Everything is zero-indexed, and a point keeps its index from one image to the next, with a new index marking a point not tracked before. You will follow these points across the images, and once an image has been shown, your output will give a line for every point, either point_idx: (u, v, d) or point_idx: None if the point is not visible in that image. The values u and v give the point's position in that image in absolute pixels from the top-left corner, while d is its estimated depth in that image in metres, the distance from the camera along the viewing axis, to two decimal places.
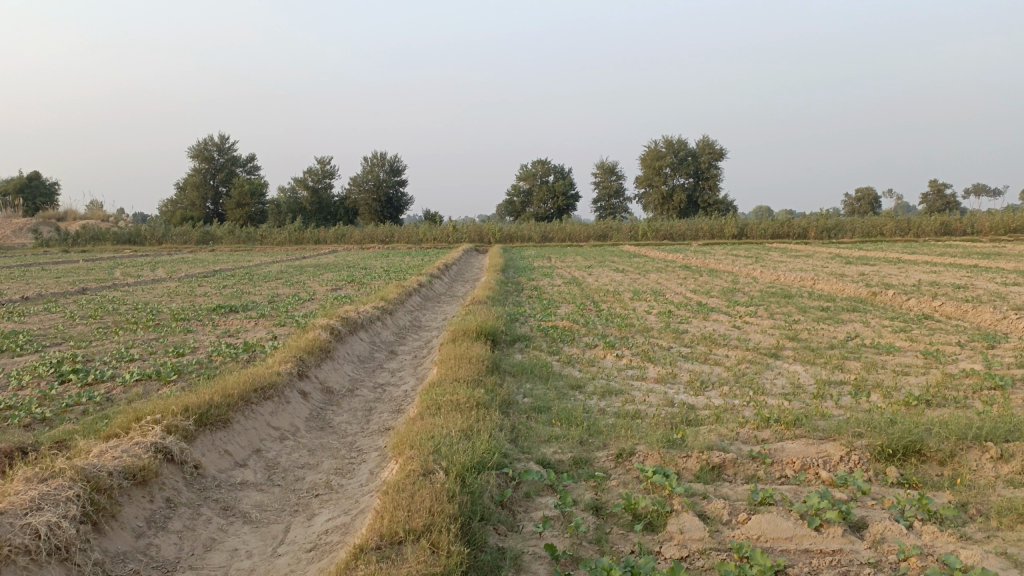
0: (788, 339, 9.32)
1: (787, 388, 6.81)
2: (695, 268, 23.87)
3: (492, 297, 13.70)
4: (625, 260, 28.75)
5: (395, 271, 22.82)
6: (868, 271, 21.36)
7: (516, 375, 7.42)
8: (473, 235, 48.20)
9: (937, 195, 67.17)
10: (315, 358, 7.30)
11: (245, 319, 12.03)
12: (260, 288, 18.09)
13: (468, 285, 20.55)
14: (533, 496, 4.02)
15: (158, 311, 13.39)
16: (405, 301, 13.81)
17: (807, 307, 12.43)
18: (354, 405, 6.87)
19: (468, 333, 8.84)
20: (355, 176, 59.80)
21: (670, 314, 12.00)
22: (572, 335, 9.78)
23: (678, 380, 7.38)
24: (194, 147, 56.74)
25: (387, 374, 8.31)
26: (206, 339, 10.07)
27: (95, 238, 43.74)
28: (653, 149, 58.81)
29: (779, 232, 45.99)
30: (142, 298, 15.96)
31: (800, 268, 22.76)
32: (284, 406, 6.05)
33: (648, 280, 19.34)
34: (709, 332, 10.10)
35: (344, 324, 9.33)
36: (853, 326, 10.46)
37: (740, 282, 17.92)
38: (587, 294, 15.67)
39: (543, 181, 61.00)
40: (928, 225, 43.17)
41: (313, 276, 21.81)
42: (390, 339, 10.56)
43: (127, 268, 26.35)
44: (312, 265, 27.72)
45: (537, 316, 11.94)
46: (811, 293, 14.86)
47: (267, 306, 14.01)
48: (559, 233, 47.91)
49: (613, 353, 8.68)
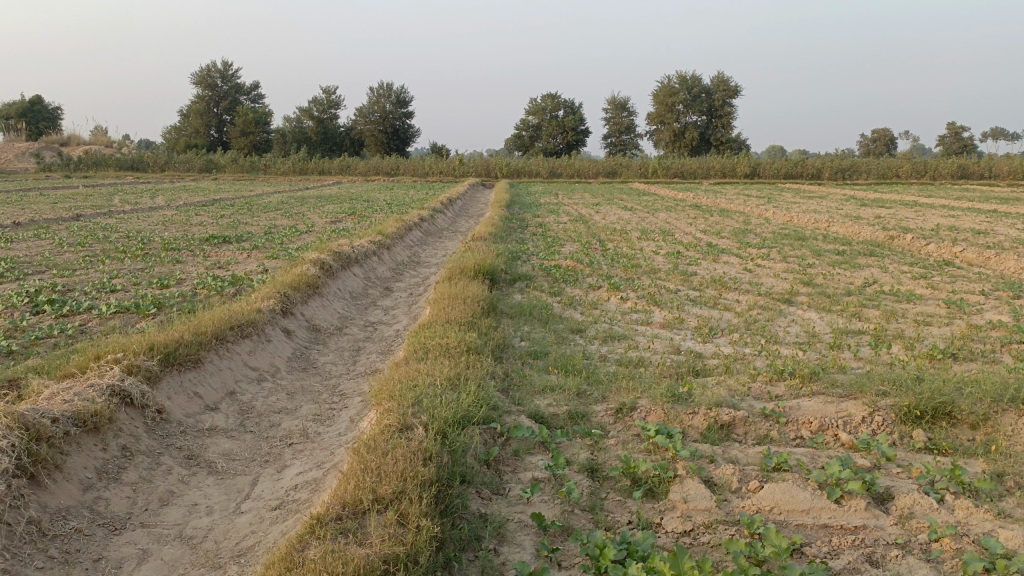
0: (802, 285, 8.84)
1: (801, 338, 6.39)
2: (705, 208, 23.22)
3: (494, 233, 13.21)
4: (634, 198, 28.06)
5: (397, 204, 22.30)
6: (885, 213, 20.70)
7: (513, 317, 7.00)
8: (480, 169, 47.30)
9: (955, 137, 65.45)
10: (302, 295, 6.90)
11: (238, 250, 11.60)
12: (258, 219, 17.62)
13: (472, 220, 20.04)
14: (522, 455, 3.63)
15: (149, 240, 12.95)
16: (404, 236, 13.34)
17: (822, 251, 11.90)
18: (341, 344, 6.49)
19: (465, 271, 8.38)
20: (360, 106, 58.54)
21: (679, 255, 11.50)
22: (574, 276, 9.33)
23: (686, 326, 6.95)
24: (197, 73, 55.48)
25: (379, 312, 7.92)
26: (194, 270, 9.65)
27: (97, 163, 43.06)
28: (666, 84, 57.22)
29: (793, 172, 44.97)
30: (135, 226, 15.53)
31: (814, 209, 22.12)
32: (264, 346, 5.67)
33: (657, 219, 18.78)
34: (719, 274, 9.63)
35: (337, 258, 8.90)
36: (870, 272, 9.97)
37: (751, 223, 17.34)
38: (593, 232, 15.16)
39: (553, 115, 59.63)
40: (945, 167, 42.08)
41: (314, 208, 21.29)
42: (386, 275, 10.13)
43: (125, 196, 25.87)
44: (314, 196, 27.12)
45: (540, 254, 11.48)
46: (824, 236, 14.31)
47: (262, 237, 13.54)
48: (567, 169, 47.01)
49: (617, 295, 8.24)
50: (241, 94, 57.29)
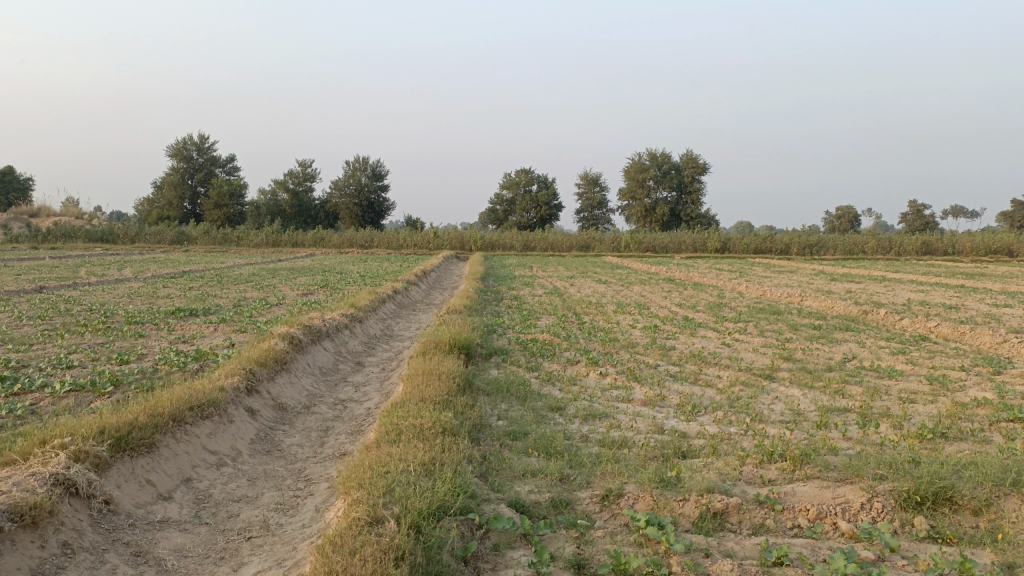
0: (782, 360, 8.71)
1: (787, 417, 6.19)
2: (679, 281, 23.35)
3: (470, 307, 13.04)
4: (608, 272, 28.21)
5: (371, 276, 22.09)
6: (856, 288, 20.92)
7: (490, 394, 6.74)
8: (454, 242, 47.47)
9: (916, 215, 67.40)
10: (268, 371, 6.59)
11: (204, 324, 11.25)
12: (227, 291, 17.26)
13: (446, 293, 19.91)
14: (503, 550, 3.34)
15: (113, 313, 12.55)
16: (377, 309, 13.11)
17: (798, 325, 11.86)
18: (309, 424, 6.17)
19: (440, 346, 8.14)
20: (336, 180, 58.95)
21: (656, 329, 11.39)
22: (552, 350, 9.13)
23: (668, 403, 6.73)
24: (173, 146, 55.66)
25: (350, 389, 7.61)
26: (157, 345, 9.28)
27: (66, 235, 42.55)
28: (636, 161, 58.54)
29: (762, 247, 45.74)
30: (99, 299, 15.09)
31: (786, 283, 22.33)
32: (226, 427, 5.35)
33: (632, 293, 18.78)
34: (698, 349, 9.49)
35: (307, 332, 8.62)
36: (848, 347, 9.89)
37: (726, 297, 17.38)
38: (568, 305, 15.03)
39: (526, 190, 60.52)
40: (909, 243, 43.07)
41: (286, 280, 21.00)
42: (357, 349, 9.84)
43: (92, 267, 25.41)
44: (287, 269, 26.86)
45: (516, 327, 11.28)
46: (799, 310, 14.33)
47: (230, 310, 13.22)
48: (541, 243, 47.39)
49: (596, 370, 8.03)
50: (217, 167, 57.50)
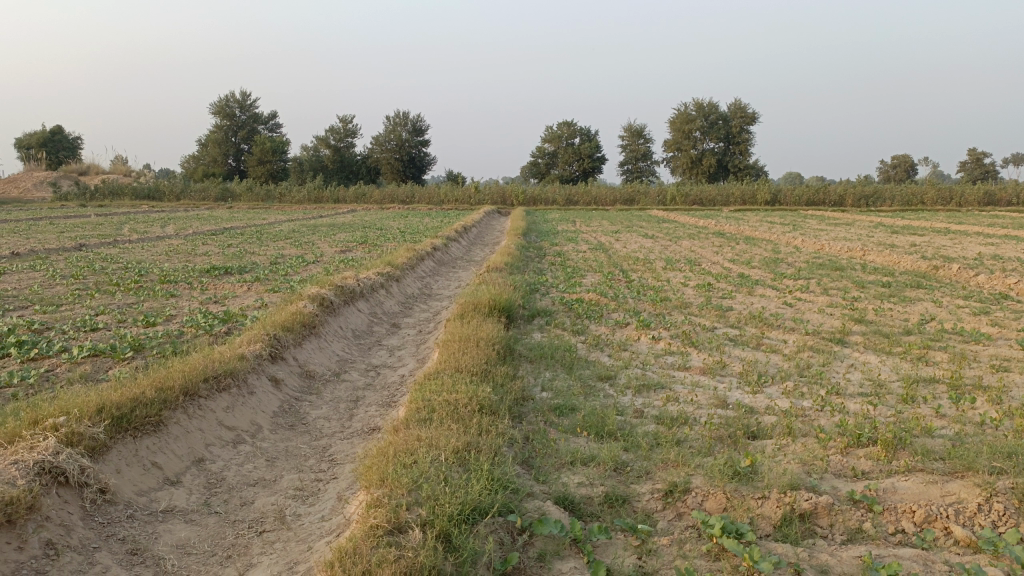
0: (853, 322, 7.96)
1: (866, 390, 5.53)
2: (729, 235, 22.41)
3: (511, 264, 12.48)
4: (653, 225, 27.35)
5: (411, 232, 21.63)
6: (919, 241, 19.75)
7: (533, 362, 6.18)
8: (496, 197, 46.75)
9: (975, 162, 64.25)
10: (295, 336, 6.13)
11: (238, 282, 10.88)
12: (266, 248, 16.94)
13: (488, 248, 19.35)
14: (549, 561, 2.79)
15: (147, 271, 12.27)
16: (415, 266, 12.62)
17: (864, 282, 11.01)
18: (338, 394, 5.69)
19: (479, 308, 7.58)
20: (376, 135, 58.40)
21: (710, 287, 10.68)
22: (599, 311, 8.51)
23: (730, 372, 6.10)
24: (216, 102, 55.53)
25: (384, 353, 7.12)
26: (186, 306, 8.92)
27: (114, 193, 42.98)
28: (682, 111, 56.74)
29: (814, 199, 44.06)
30: (137, 257, 14.90)
31: (842, 237, 21.22)
32: (246, 400, 4.90)
33: (680, 247, 18.00)
34: (758, 309, 8.79)
35: (339, 293, 8.15)
36: (922, 306, 9.08)
37: (780, 252, 16.47)
38: (615, 261, 14.34)
39: (569, 143, 59.27)
40: (971, 193, 40.99)
41: (325, 237, 20.66)
42: (393, 310, 9.35)
43: (136, 224, 25.48)
44: (326, 225, 26.56)
45: (560, 286, 10.68)
46: (862, 266, 13.44)
47: (266, 268, 12.85)
48: (584, 197, 46.44)
49: (647, 334, 7.40)
50: (259, 123, 57.39)
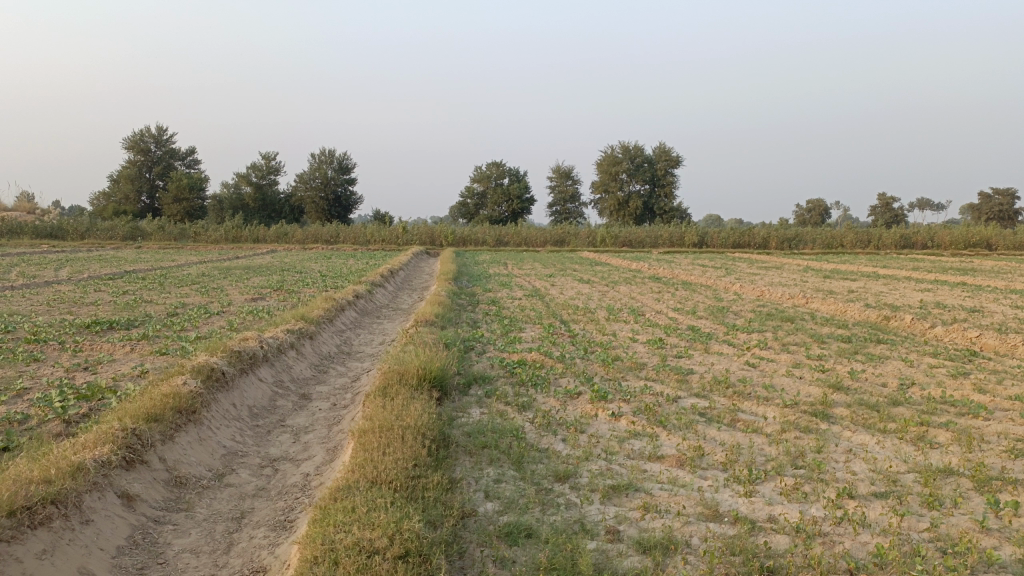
0: (832, 390, 7.02)
1: (881, 489, 4.52)
2: (665, 279, 21.75)
3: (440, 315, 11.24)
4: (586, 269, 26.60)
5: (332, 277, 20.12)
6: (856, 287, 19.42)
7: (472, 455, 4.95)
8: (424, 237, 45.51)
9: (885, 208, 66.84)
10: (163, 428, 4.76)
11: (121, 341, 9.26)
12: (167, 297, 15.20)
13: (414, 295, 18.07)
14: None
15: (15, 326, 10.45)
16: (333, 318, 11.21)
17: (822, 337, 10.21)
18: (215, 508, 4.33)
19: (405, 380, 6.31)
20: (301, 173, 56.54)
21: (662, 343, 9.66)
22: (545, 377, 7.33)
23: (712, 463, 5.01)
24: (129, 137, 52.87)
25: (283, 441, 5.76)
26: (47, 375, 7.30)
27: (12, 231, 39.86)
28: (609, 154, 57.14)
29: (740, 241, 44.44)
30: (12, 307, 12.98)
31: (778, 282, 20.82)
32: (75, 535, 3.47)
33: (619, 294, 17.13)
34: (724, 373, 7.77)
35: (235, 359, 6.77)
36: (894, 367, 8.26)
37: (723, 299, 15.76)
38: (552, 310, 13.28)
39: (498, 183, 58.82)
40: (888, 237, 42.02)
41: (237, 282, 18.92)
42: (304, 376, 7.99)
43: (25, 268, 23.11)
44: (241, 268, 24.73)
45: (496, 342, 9.47)
46: (812, 316, 12.75)
47: (161, 322, 11.21)
48: (514, 237, 45.73)
49: (605, 409, 6.25)
50: (176, 159, 54.80)
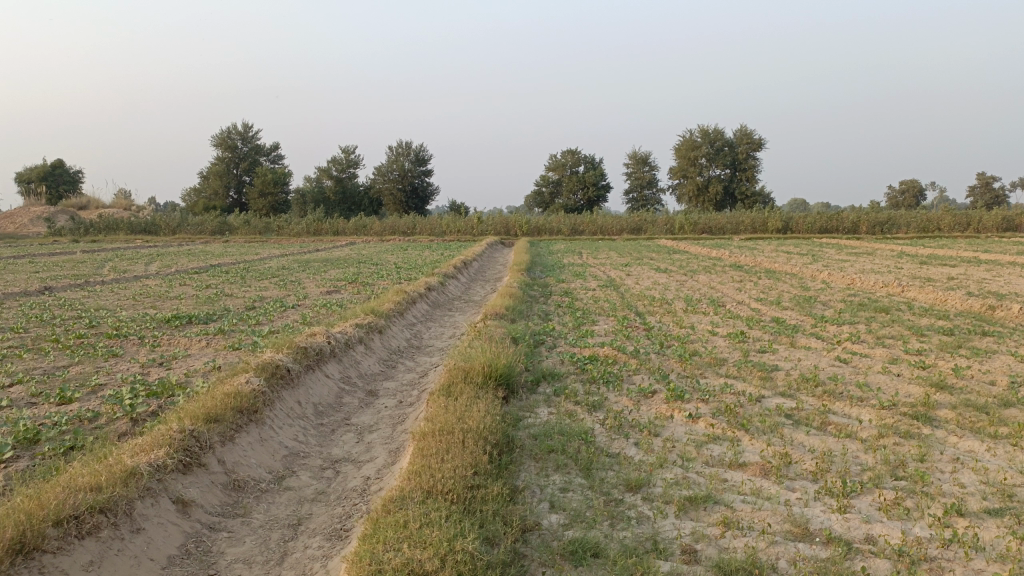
0: (934, 389, 6.40)
1: (996, 506, 4.00)
2: (747, 267, 20.92)
3: (511, 308, 10.99)
4: (665, 257, 25.91)
5: (407, 268, 20.20)
6: (957, 273, 18.13)
7: (538, 460, 4.67)
8: (499, 227, 45.45)
9: (986, 188, 62.91)
10: (223, 429, 4.67)
11: (197, 336, 9.39)
12: (246, 290, 15.50)
13: (488, 286, 17.92)
14: None
15: (101, 321, 10.78)
16: (404, 311, 11.13)
17: (921, 329, 9.46)
18: (272, 513, 4.19)
19: (470, 378, 6.08)
20: (379, 166, 57.35)
21: (744, 337, 9.13)
22: (618, 374, 6.98)
23: (800, 472, 4.57)
24: (217, 135, 54.77)
25: (347, 441, 5.61)
26: (123, 370, 7.42)
27: (109, 227, 41.91)
28: (688, 138, 55.67)
29: (828, 226, 42.55)
30: (101, 301, 13.44)
31: (870, 269, 19.69)
32: (125, 545, 3.38)
33: (698, 283, 16.50)
34: (812, 369, 7.23)
35: (301, 356, 6.69)
36: (1004, 363, 7.53)
37: (810, 288, 14.95)
38: (628, 302, 12.85)
39: (574, 171, 58.20)
40: (990, 219, 39.41)
41: (314, 274, 19.20)
42: (372, 372, 7.88)
43: (119, 262, 24.18)
44: (320, 260, 25.14)
45: (568, 336, 9.15)
46: (909, 306, 11.89)
47: (237, 316, 11.36)
48: (590, 226, 45.16)
49: (681, 409, 5.86)
50: (260, 155, 56.45)
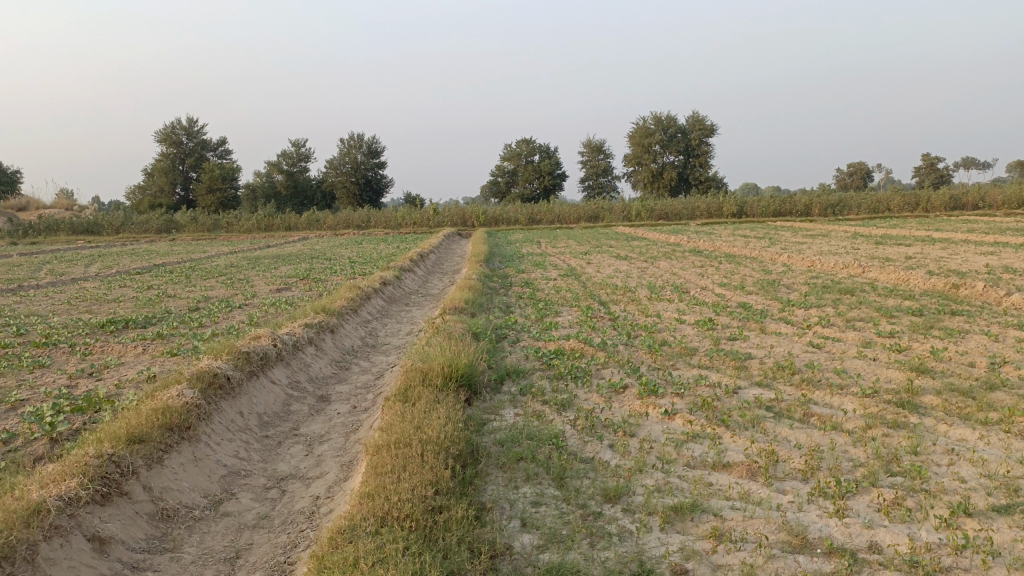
0: (914, 374, 6.15)
1: (1002, 503, 3.70)
2: (706, 253, 20.77)
3: (470, 300, 10.53)
4: (623, 244, 25.62)
5: (361, 263, 19.57)
6: (912, 252, 18.21)
7: (506, 472, 4.23)
8: (456, 219, 44.88)
9: (929, 169, 64.34)
10: (150, 451, 4.14)
11: (134, 342, 8.71)
12: (191, 290, 14.73)
13: (445, 278, 17.43)
14: None
15: (29, 329, 9.98)
16: (358, 307, 10.58)
17: (890, 310, 9.25)
18: (207, 545, 3.69)
19: (429, 380, 5.62)
20: (331, 159, 56.17)
21: (713, 324, 8.83)
22: (586, 369, 6.57)
23: (789, 472, 4.23)
24: (162, 130, 53.01)
25: (294, 455, 5.10)
26: (48, 383, 6.75)
27: (49, 228, 40.19)
28: (641, 125, 55.70)
29: (782, 210, 42.91)
30: (32, 307, 12.56)
31: (827, 250, 19.69)
32: None
33: (660, 270, 16.23)
34: (786, 357, 6.92)
35: (243, 362, 6.14)
36: (978, 343, 7.35)
37: (772, 272, 14.79)
38: (591, 291, 12.49)
39: (529, 161, 57.79)
40: (936, 199, 40.19)
41: (265, 272, 18.45)
42: (324, 375, 7.36)
43: (57, 265, 22.99)
44: (270, 257, 24.30)
45: (531, 329, 8.72)
46: (873, 287, 11.76)
47: (180, 319, 10.66)
48: (547, 215, 44.82)
49: (656, 406, 5.48)
50: (207, 150, 54.81)
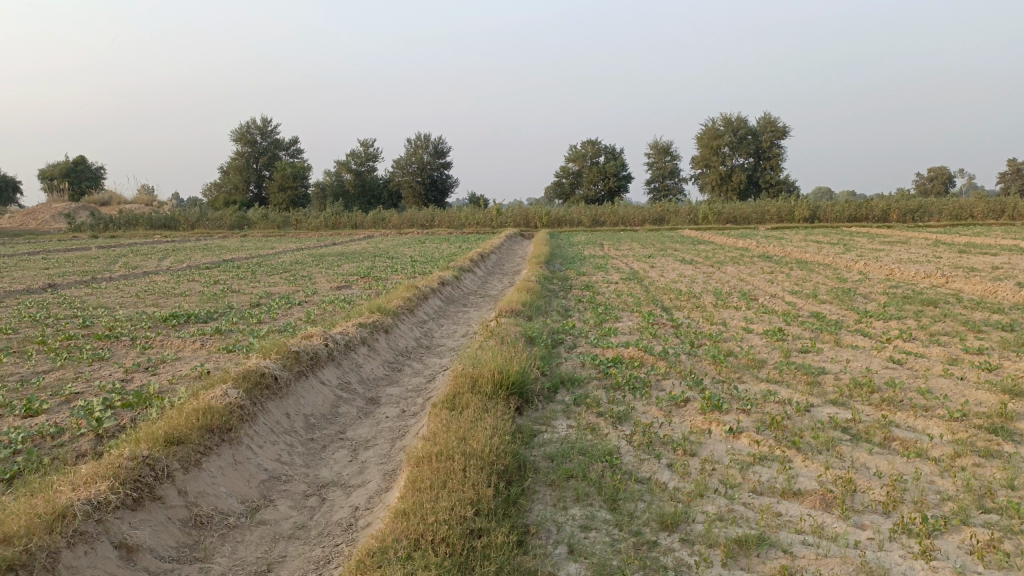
0: (1009, 397, 5.60)
1: None
2: (777, 258, 20.00)
3: (528, 303, 10.27)
4: (689, 248, 24.97)
5: (423, 262, 19.55)
6: (1001, 262, 17.12)
7: (555, 491, 3.95)
8: (519, 220, 44.73)
9: (1017, 175, 61.09)
10: (187, 454, 4.02)
11: (192, 337, 8.77)
12: (254, 286, 14.91)
13: (505, 280, 17.22)
14: None
15: (96, 321, 10.19)
16: (415, 307, 10.45)
17: (977, 325, 8.59)
18: (239, 556, 3.53)
19: (478, 386, 5.38)
20: (398, 159, 56.79)
21: (782, 334, 8.34)
22: (645, 380, 6.23)
23: (868, 504, 3.83)
24: (237, 129, 54.57)
25: (337, 461, 4.92)
26: (104, 377, 6.79)
27: (128, 222, 41.77)
28: (710, 126, 54.51)
29: (857, 215, 41.28)
30: (103, 299, 12.90)
31: (907, 258, 18.71)
32: None
33: (727, 275, 15.65)
34: (863, 373, 6.43)
35: (292, 361, 6.03)
36: None
37: (847, 280, 14.08)
38: (653, 296, 12.08)
39: (594, 162, 57.23)
40: None
41: (328, 269, 18.63)
42: (376, 376, 7.21)
43: (132, 258, 23.74)
44: (335, 254, 24.56)
45: (589, 335, 8.40)
46: (959, 299, 11.00)
47: (240, 315, 10.73)
48: (611, 217, 44.25)
49: (719, 422, 5.11)
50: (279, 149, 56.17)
